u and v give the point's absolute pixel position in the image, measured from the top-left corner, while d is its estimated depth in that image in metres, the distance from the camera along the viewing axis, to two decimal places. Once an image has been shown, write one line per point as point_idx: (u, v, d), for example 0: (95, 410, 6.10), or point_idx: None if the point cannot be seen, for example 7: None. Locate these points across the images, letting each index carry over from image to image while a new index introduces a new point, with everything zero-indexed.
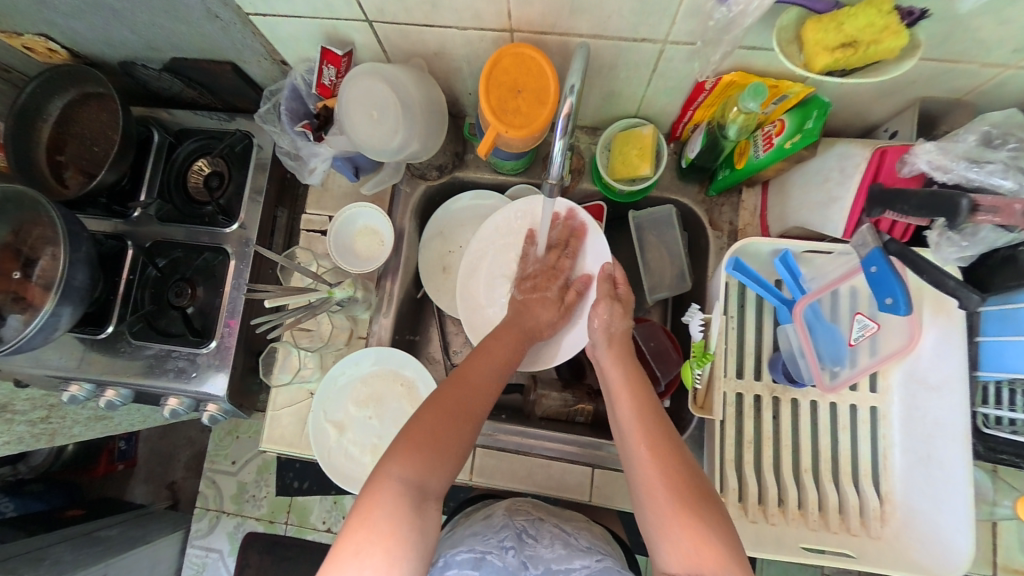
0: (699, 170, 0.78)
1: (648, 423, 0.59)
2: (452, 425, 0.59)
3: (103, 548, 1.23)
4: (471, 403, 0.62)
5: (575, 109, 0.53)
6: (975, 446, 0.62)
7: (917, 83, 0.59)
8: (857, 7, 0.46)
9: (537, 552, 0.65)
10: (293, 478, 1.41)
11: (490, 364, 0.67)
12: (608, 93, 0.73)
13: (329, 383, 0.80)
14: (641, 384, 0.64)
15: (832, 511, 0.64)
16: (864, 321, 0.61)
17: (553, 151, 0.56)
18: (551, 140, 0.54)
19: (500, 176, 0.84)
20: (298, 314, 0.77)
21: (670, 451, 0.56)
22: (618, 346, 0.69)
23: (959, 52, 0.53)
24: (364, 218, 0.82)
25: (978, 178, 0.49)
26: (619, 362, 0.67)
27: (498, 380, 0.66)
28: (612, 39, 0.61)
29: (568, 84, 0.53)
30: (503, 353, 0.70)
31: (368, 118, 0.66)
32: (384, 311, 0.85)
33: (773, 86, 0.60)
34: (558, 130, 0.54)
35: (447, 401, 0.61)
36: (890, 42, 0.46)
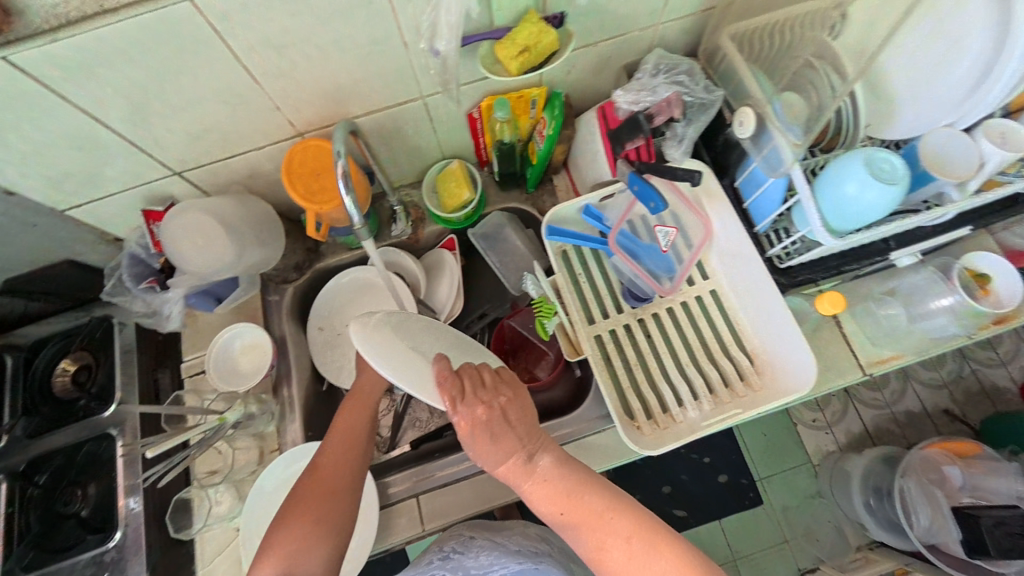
0: (512, 177, 0.93)
1: (594, 531, 0.54)
2: (317, 505, 0.60)
3: None
4: (334, 471, 0.62)
5: (348, 167, 0.61)
6: (781, 281, 0.74)
7: (609, 58, 0.79)
8: (518, 25, 0.62)
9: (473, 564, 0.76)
10: None
11: (343, 432, 0.66)
12: (410, 150, 0.87)
13: (254, 505, 0.76)
14: (592, 520, 0.54)
15: (717, 386, 0.74)
16: (663, 230, 0.75)
17: (347, 208, 0.62)
18: (340, 198, 0.61)
19: (356, 250, 0.93)
20: (191, 453, 0.72)
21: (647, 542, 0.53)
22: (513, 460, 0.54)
23: (615, 30, 0.73)
24: (240, 339, 0.83)
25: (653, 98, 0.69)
26: (560, 500, 0.55)
27: (356, 446, 0.65)
28: (383, 109, 0.74)
29: (335, 150, 0.61)
30: (348, 412, 0.67)
31: (196, 245, 0.71)
32: (290, 417, 0.83)
33: (518, 96, 0.78)
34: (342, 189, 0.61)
35: (309, 486, 0.61)
36: (548, 38, 0.63)
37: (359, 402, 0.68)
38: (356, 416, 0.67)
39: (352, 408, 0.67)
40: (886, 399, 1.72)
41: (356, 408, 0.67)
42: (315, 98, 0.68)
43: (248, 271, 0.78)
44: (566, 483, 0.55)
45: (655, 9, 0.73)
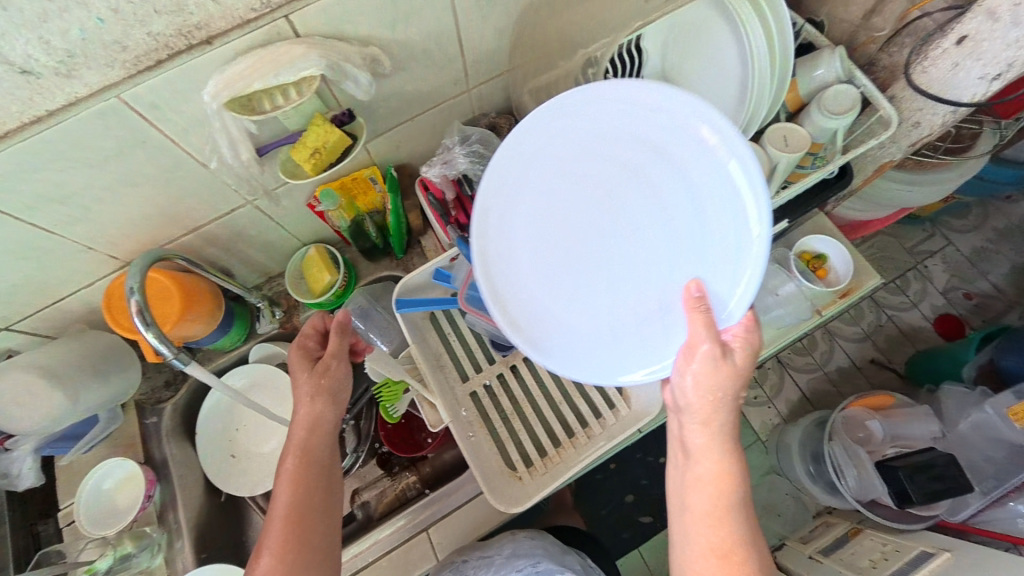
0: (377, 249, 0.94)
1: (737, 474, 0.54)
2: (302, 539, 0.58)
3: None
4: (308, 507, 0.60)
5: (144, 302, 0.58)
6: None
7: (430, 127, 0.83)
8: (309, 127, 0.64)
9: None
10: None
11: (290, 479, 0.60)
12: (263, 247, 0.87)
13: None
14: (726, 467, 0.54)
15: (587, 419, 0.78)
16: None
17: (151, 342, 0.59)
18: (139, 333, 0.57)
19: (233, 352, 0.92)
20: None
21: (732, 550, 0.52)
22: (717, 405, 0.54)
23: (421, 106, 0.78)
24: (112, 475, 0.81)
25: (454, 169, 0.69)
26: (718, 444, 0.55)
27: (318, 487, 0.61)
28: (210, 222, 0.75)
29: (129, 286, 0.58)
30: (305, 446, 0.63)
31: (22, 404, 0.70)
32: (179, 543, 0.82)
33: (352, 179, 0.81)
34: (139, 324, 0.58)
35: (291, 526, 0.58)
36: (330, 136, 0.64)
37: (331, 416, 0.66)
38: (317, 444, 0.63)
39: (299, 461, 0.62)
40: (818, 361, 1.79)
41: (323, 429, 0.64)
42: (127, 231, 0.68)
43: (103, 406, 0.78)
44: (732, 431, 0.55)
45: (455, 79, 0.77)
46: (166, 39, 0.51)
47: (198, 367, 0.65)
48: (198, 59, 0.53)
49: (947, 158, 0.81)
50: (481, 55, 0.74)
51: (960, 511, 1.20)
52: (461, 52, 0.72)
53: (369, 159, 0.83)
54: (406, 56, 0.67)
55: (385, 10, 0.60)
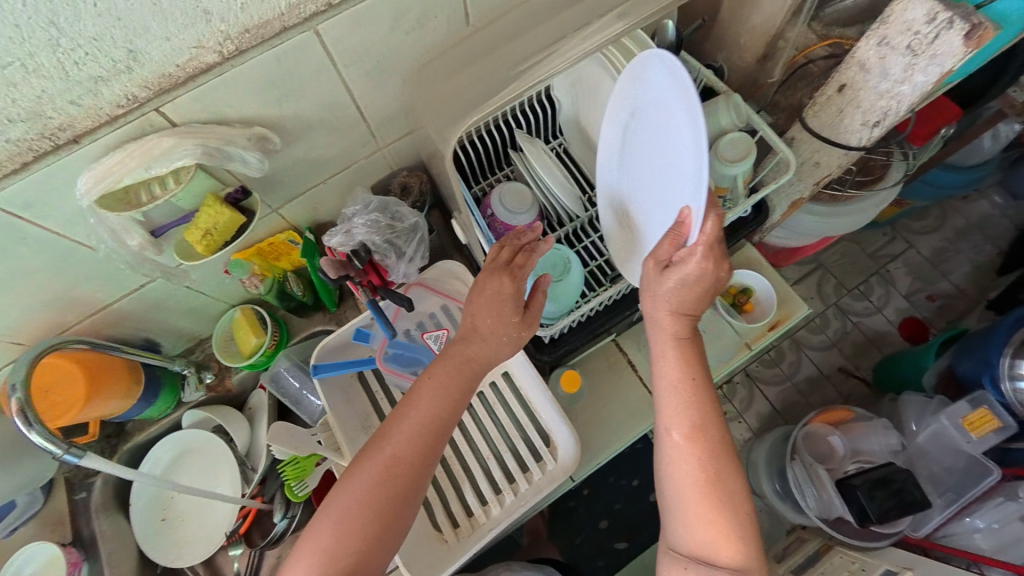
0: (303, 305, 0.92)
1: (703, 404, 0.54)
2: (381, 509, 0.56)
3: None
4: (390, 475, 0.56)
5: (25, 402, 0.60)
6: (544, 358, 0.77)
7: (347, 185, 0.82)
8: (200, 207, 0.64)
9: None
10: None
11: (420, 414, 0.59)
12: (185, 314, 0.85)
13: None
14: (699, 389, 0.54)
15: (513, 475, 0.76)
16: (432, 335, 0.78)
17: (36, 441, 0.61)
18: (24, 435, 0.60)
19: (164, 418, 0.91)
20: None
21: (699, 452, 0.53)
22: (683, 300, 0.52)
23: (331, 168, 0.77)
24: (36, 558, 0.79)
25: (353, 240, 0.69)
26: (682, 364, 0.54)
27: (427, 438, 0.59)
28: (118, 300, 0.73)
29: (12, 387, 0.61)
30: (402, 432, 0.58)
31: None
32: None
33: (268, 244, 0.81)
34: (22, 426, 0.60)
35: (389, 470, 0.57)
36: (222, 215, 0.64)
37: (466, 378, 0.61)
38: (431, 395, 0.59)
39: (374, 455, 0.58)
40: (786, 372, 1.73)
41: (429, 419, 0.59)
42: (27, 317, 0.67)
43: (14, 491, 0.79)
44: (698, 357, 0.55)
45: (363, 140, 0.76)
46: (28, 143, 0.51)
47: (95, 459, 0.65)
48: (66, 158, 0.53)
49: (856, 191, 0.82)
50: (386, 116, 0.74)
51: (923, 526, 1.15)
52: (362, 116, 0.72)
53: (285, 220, 0.82)
54: (301, 126, 0.67)
55: (263, 91, 0.60)
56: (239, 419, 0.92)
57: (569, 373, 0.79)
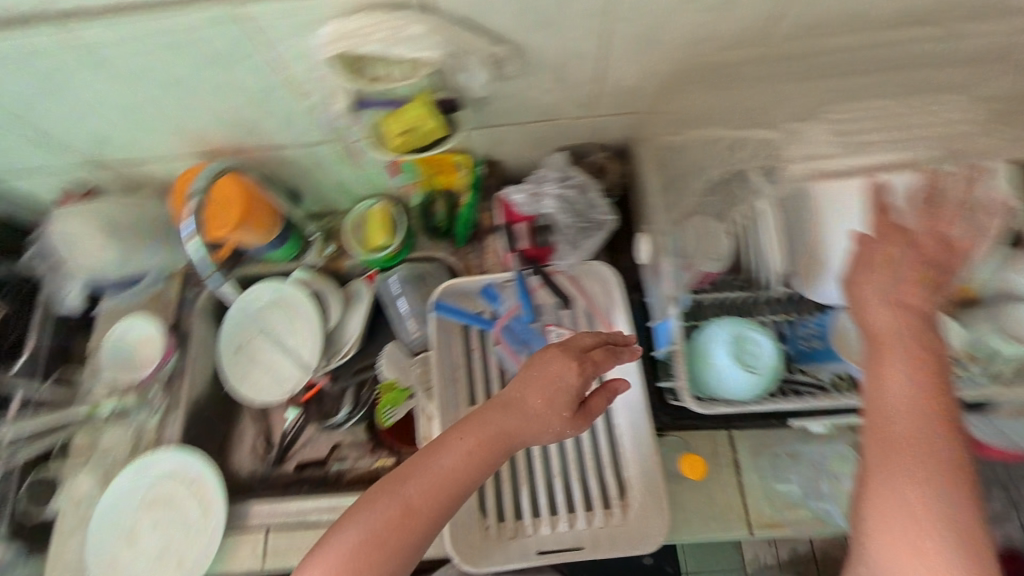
0: (438, 231, 0.89)
1: (914, 335, 0.46)
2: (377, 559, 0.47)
3: None
4: (399, 521, 0.48)
5: None
6: (663, 418, 0.72)
7: (544, 137, 0.76)
8: (410, 102, 0.59)
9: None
10: None
11: (453, 452, 0.51)
12: (335, 184, 0.85)
13: (108, 499, 0.75)
14: (914, 312, 0.47)
15: (578, 506, 0.69)
16: (557, 329, 0.72)
17: None
18: None
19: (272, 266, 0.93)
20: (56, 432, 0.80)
21: (893, 382, 0.44)
22: (912, 216, 0.51)
23: (540, 114, 0.70)
24: (132, 330, 0.85)
25: (541, 204, 0.70)
26: (892, 279, 0.49)
27: (450, 485, 0.50)
28: (289, 149, 0.74)
29: None
30: (418, 482, 0.50)
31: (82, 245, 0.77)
32: (172, 415, 0.83)
33: (439, 157, 0.76)
34: None
35: (399, 514, 0.48)
36: (434, 121, 0.59)
37: (500, 448, 0.52)
38: (460, 441, 0.51)
39: (381, 500, 0.49)
40: None
41: (451, 476, 0.50)
42: (221, 126, 0.69)
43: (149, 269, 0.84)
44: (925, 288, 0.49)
45: (586, 101, 0.68)
46: None
47: None
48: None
49: None
50: (626, 86, 0.66)
51: None
52: (602, 77, 0.64)
53: (466, 146, 0.78)
54: (544, 59, 0.60)
55: (529, 12, 0.52)
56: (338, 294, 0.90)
57: (690, 454, 0.69)
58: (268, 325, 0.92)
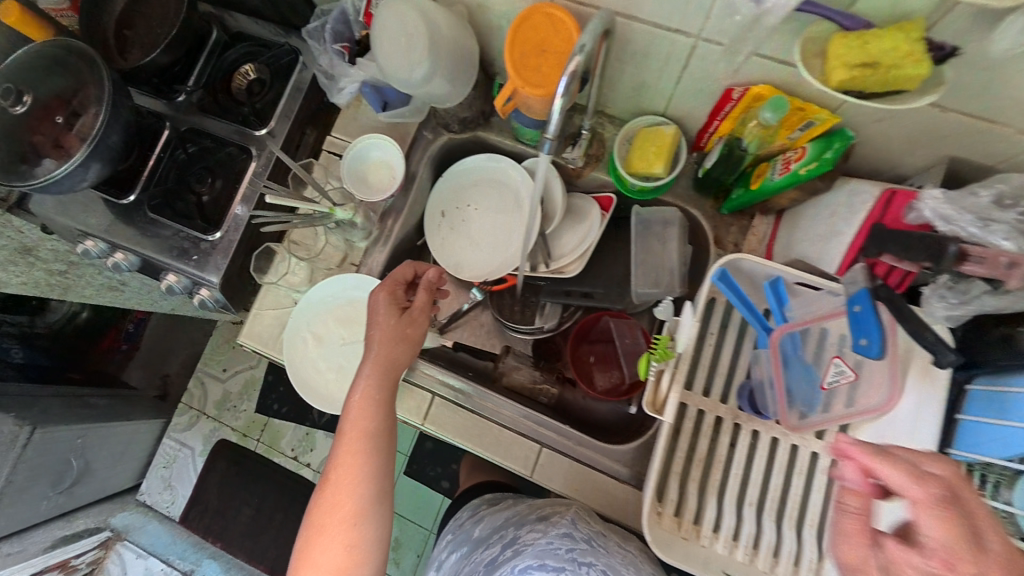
0: (714, 183, 0.80)
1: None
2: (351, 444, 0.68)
3: (84, 415, 1.60)
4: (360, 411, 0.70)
5: (581, 68, 0.52)
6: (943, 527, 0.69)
7: (947, 135, 0.61)
8: (882, 32, 0.48)
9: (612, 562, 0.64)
10: (276, 402, 1.85)
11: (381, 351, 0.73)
12: (639, 84, 0.76)
13: (317, 297, 0.84)
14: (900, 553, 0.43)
15: (764, 548, 0.64)
16: (841, 366, 0.62)
17: (552, 109, 0.55)
18: (555, 94, 0.53)
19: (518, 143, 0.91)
20: (297, 221, 0.79)
21: None
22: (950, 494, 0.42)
23: (986, 107, 0.54)
24: (375, 151, 0.87)
25: (978, 234, 0.49)
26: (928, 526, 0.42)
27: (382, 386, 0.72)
28: (649, 23, 0.62)
29: (580, 43, 0.52)
30: (359, 449, 0.68)
31: (393, 41, 0.68)
32: (381, 244, 0.89)
33: (798, 107, 0.63)
34: (562, 86, 0.53)
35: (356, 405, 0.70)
36: (911, 68, 0.47)
37: (384, 389, 0.72)
38: (390, 349, 0.74)
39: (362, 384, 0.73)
40: None
41: (352, 451, 0.68)
42: None
43: (423, 98, 0.76)
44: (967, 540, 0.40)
45: None
46: None
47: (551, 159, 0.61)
48: None
49: None
50: None
51: None
52: None
53: (837, 108, 0.63)
54: None
55: None
56: (575, 216, 0.89)
57: None
58: (484, 199, 0.94)
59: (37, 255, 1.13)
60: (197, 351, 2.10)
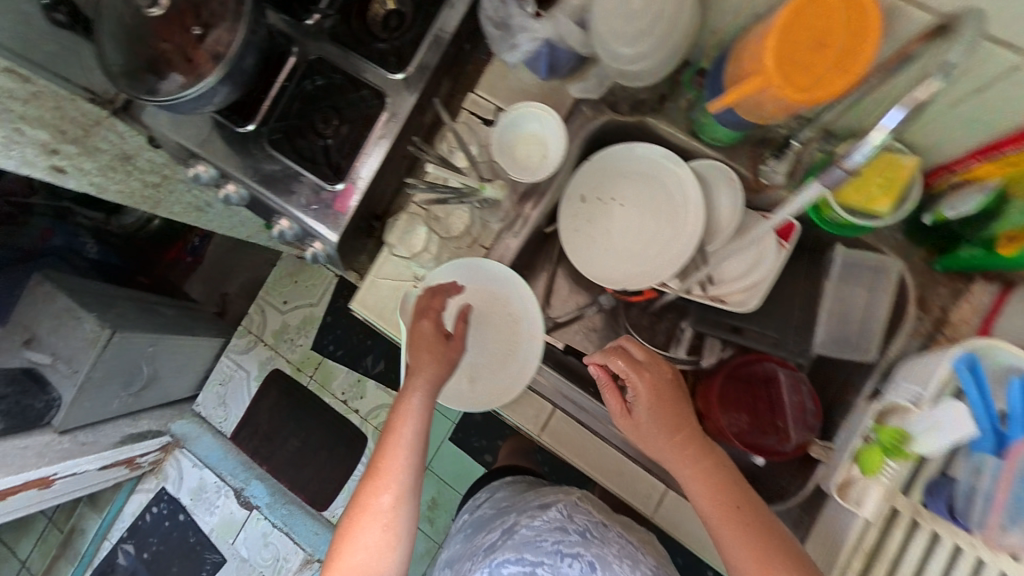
0: (942, 234, 0.65)
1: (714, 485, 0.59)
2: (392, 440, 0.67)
3: (157, 324, 1.51)
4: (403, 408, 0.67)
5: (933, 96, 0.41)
6: None
7: None
8: None
9: (601, 550, 0.81)
10: (330, 343, 1.68)
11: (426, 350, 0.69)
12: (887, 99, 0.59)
13: (440, 277, 0.76)
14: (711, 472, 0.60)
15: None
16: None
17: (862, 143, 0.44)
18: (878, 128, 0.43)
19: (694, 141, 0.76)
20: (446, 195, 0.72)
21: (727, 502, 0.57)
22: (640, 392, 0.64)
23: None
24: (529, 123, 0.75)
25: None
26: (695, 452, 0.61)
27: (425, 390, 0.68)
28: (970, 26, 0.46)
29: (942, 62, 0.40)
30: (403, 443, 0.67)
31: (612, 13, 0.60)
32: (514, 231, 0.78)
33: None
34: (889, 117, 0.42)
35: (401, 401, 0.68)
36: None
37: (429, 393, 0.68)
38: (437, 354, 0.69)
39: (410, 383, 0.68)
40: None
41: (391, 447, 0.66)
42: None
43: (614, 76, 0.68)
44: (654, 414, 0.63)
45: None
46: None
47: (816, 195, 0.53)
48: None
49: None
50: None
51: None
52: None
53: None
54: None
55: None
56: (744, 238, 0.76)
57: None
58: (629, 193, 0.81)
59: (137, 163, 1.03)
60: (259, 279, 1.92)
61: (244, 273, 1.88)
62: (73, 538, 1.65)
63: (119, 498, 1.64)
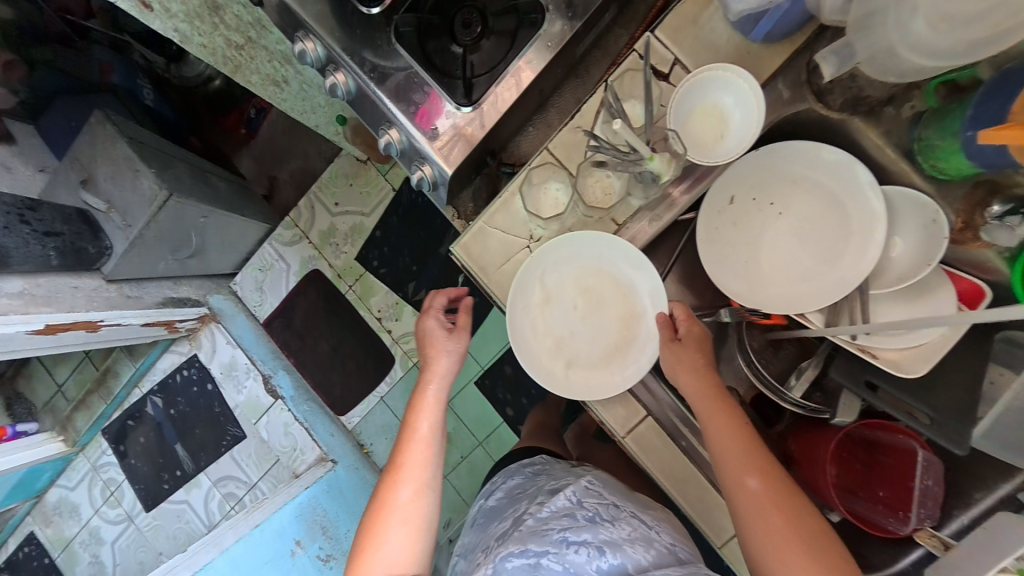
0: None
1: (749, 449, 0.59)
2: (410, 441, 0.72)
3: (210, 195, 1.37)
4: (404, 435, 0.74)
5: None
6: None
7: None
8: None
9: (613, 534, 0.69)
10: (376, 259, 1.59)
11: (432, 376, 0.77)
12: None
13: (563, 249, 0.68)
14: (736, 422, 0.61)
15: None
16: None
17: None
18: None
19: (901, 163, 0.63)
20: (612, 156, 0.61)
21: (760, 461, 0.58)
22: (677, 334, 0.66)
23: None
24: (720, 92, 0.61)
25: None
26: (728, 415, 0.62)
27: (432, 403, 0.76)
28: None
29: None
30: (421, 431, 0.72)
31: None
32: (656, 215, 0.67)
33: None
34: None
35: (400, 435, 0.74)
36: None
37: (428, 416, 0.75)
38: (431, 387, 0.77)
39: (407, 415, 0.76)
40: None
41: (412, 435, 0.72)
42: None
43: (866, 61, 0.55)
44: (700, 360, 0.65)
45: None
46: None
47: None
48: None
49: None
50: None
51: None
52: None
53: None
54: None
55: None
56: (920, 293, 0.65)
57: None
58: (799, 205, 0.69)
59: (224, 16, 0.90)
60: (310, 169, 1.71)
61: (297, 161, 1.71)
62: (106, 380, 1.66)
63: (153, 354, 1.65)
